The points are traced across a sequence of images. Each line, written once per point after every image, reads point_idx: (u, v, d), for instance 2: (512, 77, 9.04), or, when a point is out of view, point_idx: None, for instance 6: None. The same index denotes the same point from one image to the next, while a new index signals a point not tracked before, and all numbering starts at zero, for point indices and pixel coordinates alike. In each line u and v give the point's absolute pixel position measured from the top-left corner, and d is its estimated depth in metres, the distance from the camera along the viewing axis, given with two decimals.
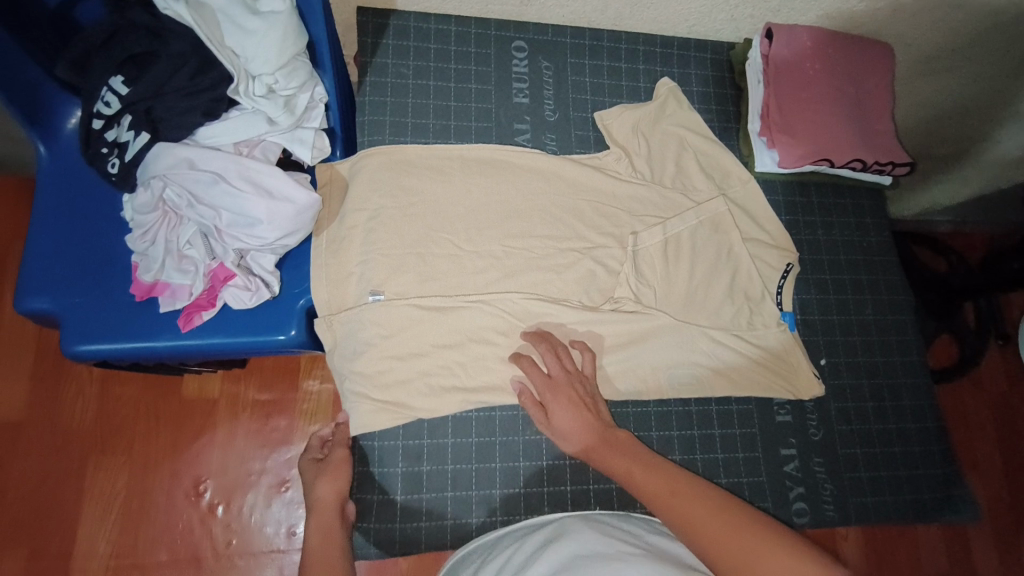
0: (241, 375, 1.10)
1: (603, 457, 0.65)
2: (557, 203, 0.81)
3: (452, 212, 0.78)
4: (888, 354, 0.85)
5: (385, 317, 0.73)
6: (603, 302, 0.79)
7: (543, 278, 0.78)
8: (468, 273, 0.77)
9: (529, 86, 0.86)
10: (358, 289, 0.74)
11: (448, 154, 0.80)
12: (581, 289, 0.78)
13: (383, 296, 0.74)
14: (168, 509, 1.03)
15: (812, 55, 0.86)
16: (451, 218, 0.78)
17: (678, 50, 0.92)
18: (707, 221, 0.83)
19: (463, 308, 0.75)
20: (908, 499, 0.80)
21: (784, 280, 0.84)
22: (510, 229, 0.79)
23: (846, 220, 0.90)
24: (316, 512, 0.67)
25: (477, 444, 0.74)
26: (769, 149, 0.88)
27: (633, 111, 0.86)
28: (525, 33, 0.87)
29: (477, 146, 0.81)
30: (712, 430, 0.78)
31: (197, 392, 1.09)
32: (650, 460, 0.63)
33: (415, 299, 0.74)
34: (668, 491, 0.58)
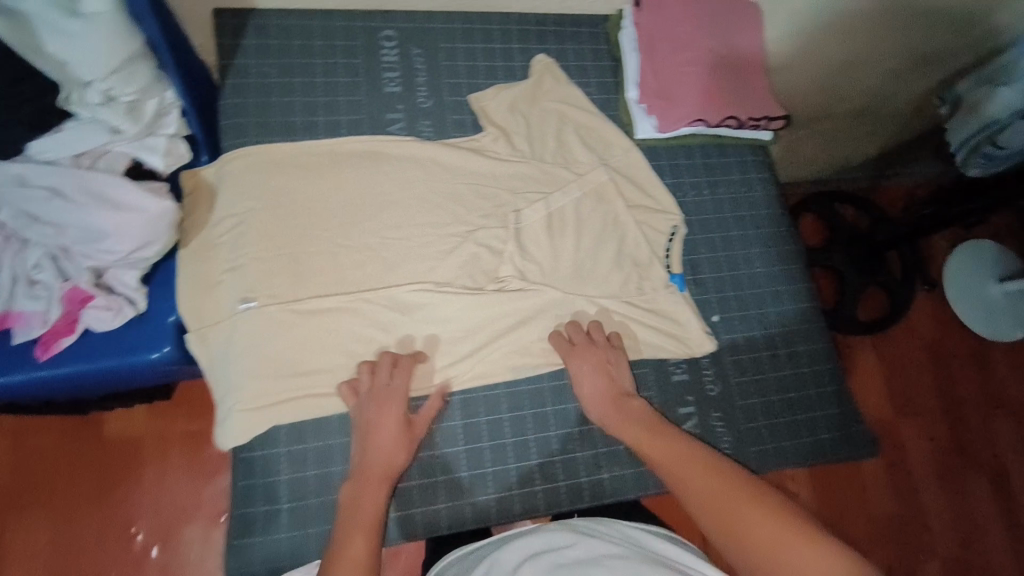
0: (167, 408, 1.05)
1: (620, 421, 0.72)
2: (436, 190, 0.80)
3: (326, 208, 0.76)
4: (778, 303, 0.87)
5: (260, 323, 0.70)
6: (489, 283, 0.78)
7: (426, 265, 0.77)
8: (345, 269, 0.75)
9: (400, 75, 0.84)
10: (229, 298, 0.72)
11: (317, 149, 0.78)
12: (465, 272, 0.78)
13: (256, 303, 0.71)
14: (100, 559, 0.97)
15: (683, 20, 0.88)
16: (325, 215, 0.76)
17: (553, 26, 0.92)
18: (590, 193, 0.84)
19: (343, 306, 0.73)
20: (807, 442, 0.82)
21: (672, 245, 0.85)
22: (386, 219, 0.77)
23: (729, 177, 0.92)
24: (362, 479, 0.65)
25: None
26: (648, 115, 0.88)
27: (509, 91, 0.86)
28: (392, 22, 0.86)
29: (348, 138, 0.79)
30: None
31: (120, 432, 1.03)
32: (659, 428, 0.69)
33: (288, 302, 0.72)
34: (672, 457, 0.65)
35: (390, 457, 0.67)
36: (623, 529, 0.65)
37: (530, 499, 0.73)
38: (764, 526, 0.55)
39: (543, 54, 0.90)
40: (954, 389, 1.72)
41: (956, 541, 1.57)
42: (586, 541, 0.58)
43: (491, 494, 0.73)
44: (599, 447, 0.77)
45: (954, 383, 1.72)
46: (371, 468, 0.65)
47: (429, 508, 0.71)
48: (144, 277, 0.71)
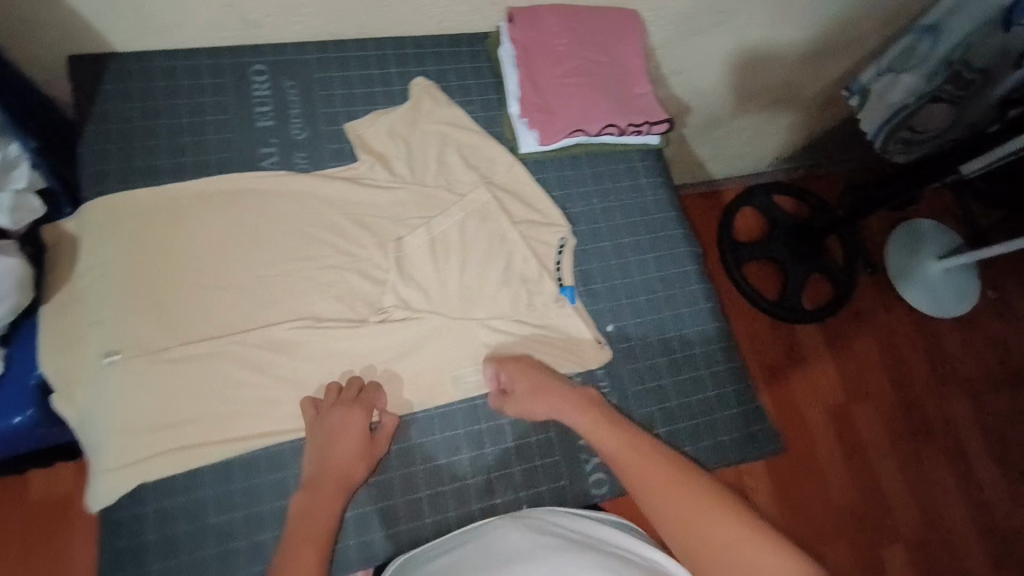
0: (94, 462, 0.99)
1: (569, 408, 0.71)
2: (311, 223, 0.78)
3: (195, 251, 0.74)
4: (674, 307, 0.86)
5: (126, 376, 0.68)
6: (372, 314, 0.77)
7: (304, 299, 0.75)
8: (217, 312, 0.73)
9: (272, 108, 0.83)
10: (92, 352, 0.69)
11: (184, 191, 0.76)
12: (345, 303, 0.76)
13: (120, 357, 0.69)
14: None
15: (559, 32, 0.89)
16: (195, 258, 0.74)
17: (432, 48, 0.91)
18: (474, 213, 0.82)
19: (215, 352, 0.71)
20: (708, 445, 0.81)
21: (562, 257, 0.84)
22: (260, 257, 0.76)
23: (620, 185, 0.91)
24: (319, 486, 0.65)
25: (242, 486, 0.68)
26: (529, 130, 0.87)
27: (386, 116, 0.85)
28: (262, 55, 0.84)
29: (216, 177, 0.77)
30: (499, 419, 0.76)
31: (43, 491, 0.98)
32: (599, 419, 0.69)
33: (156, 352, 0.70)
34: (633, 449, 0.64)
35: (348, 467, 0.67)
36: (572, 520, 0.66)
37: (418, 532, 0.71)
38: (729, 523, 0.55)
39: (422, 76, 0.89)
40: (904, 368, 1.71)
41: (917, 522, 1.56)
42: (552, 544, 0.59)
43: (379, 532, 0.70)
44: (491, 470, 0.75)
45: (905, 362, 1.72)
46: (335, 470, 0.66)
47: None
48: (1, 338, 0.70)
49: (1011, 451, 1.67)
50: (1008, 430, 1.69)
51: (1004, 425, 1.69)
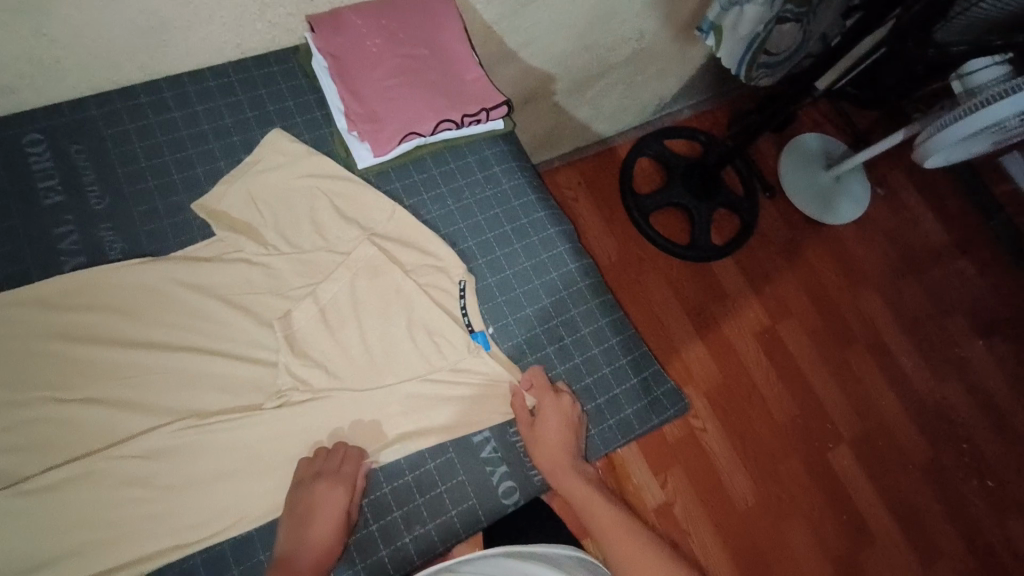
0: None
1: (558, 461, 0.74)
2: (175, 311, 0.71)
3: (39, 365, 0.66)
4: (555, 292, 0.83)
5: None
6: (267, 400, 0.70)
7: (187, 392, 0.68)
8: (79, 430, 0.65)
9: (59, 179, 0.73)
10: None
11: (8, 301, 0.66)
12: (232, 393, 0.70)
13: None
14: None
15: (368, 33, 0.83)
16: (39, 371, 0.65)
17: (237, 76, 0.83)
18: (362, 271, 0.77)
19: (87, 475, 0.63)
20: (613, 422, 0.80)
21: (467, 297, 0.79)
22: (124, 360, 0.68)
23: (473, 178, 0.87)
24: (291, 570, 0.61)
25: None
26: (361, 142, 0.81)
27: (238, 182, 0.77)
28: (35, 123, 0.75)
29: (49, 278, 0.68)
30: (394, 460, 0.71)
31: None
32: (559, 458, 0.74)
33: (13, 487, 0.61)
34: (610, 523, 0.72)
35: (326, 541, 0.63)
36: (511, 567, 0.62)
37: None
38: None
39: (280, 130, 0.81)
40: (817, 280, 1.78)
41: (857, 420, 1.62)
42: None
43: None
44: (395, 509, 0.69)
45: (816, 274, 1.78)
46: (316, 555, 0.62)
47: None
48: None
49: (927, 332, 1.76)
50: (922, 314, 1.77)
51: (916, 310, 1.78)
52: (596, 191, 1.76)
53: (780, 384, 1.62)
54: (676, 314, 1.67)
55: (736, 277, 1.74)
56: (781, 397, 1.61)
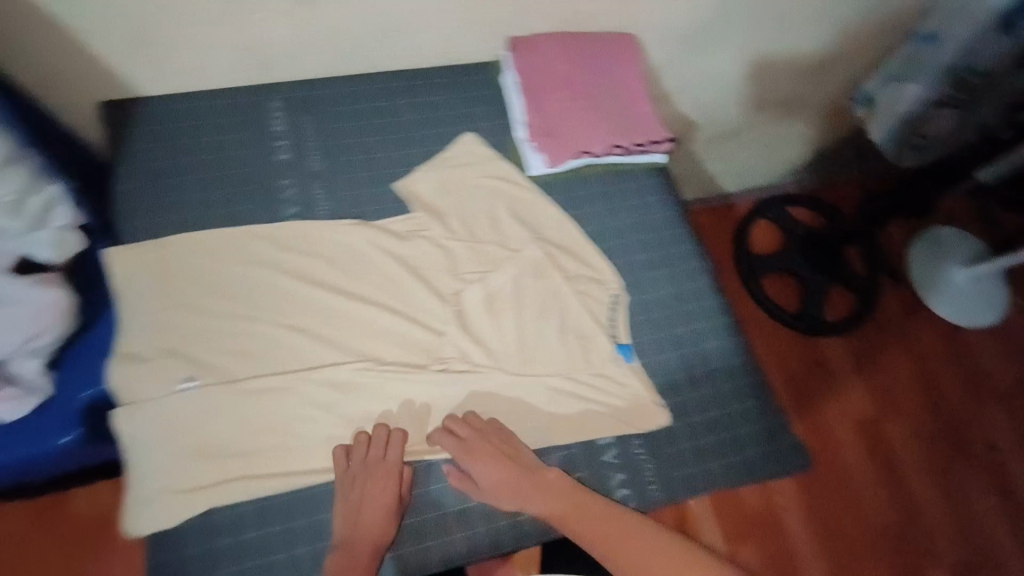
0: None
1: (544, 501, 0.71)
2: (370, 271, 0.82)
3: (263, 291, 0.80)
4: (690, 322, 0.87)
5: (198, 403, 0.73)
6: (430, 362, 0.79)
7: (368, 339, 0.79)
8: (282, 350, 0.78)
9: (288, 141, 0.87)
10: (153, 382, 0.74)
11: (255, 236, 0.82)
12: (403, 348, 0.79)
13: (198, 381, 0.75)
14: None
15: (558, 57, 0.91)
16: (263, 296, 0.80)
17: (438, 79, 0.94)
18: (527, 269, 0.85)
19: (283, 388, 0.75)
20: (735, 461, 0.80)
21: (616, 314, 0.85)
22: (325, 303, 0.80)
23: (629, 201, 0.92)
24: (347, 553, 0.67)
25: (283, 503, 0.71)
26: (535, 152, 0.90)
27: (436, 170, 0.88)
28: (277, 93, 0.89)
29: (280, 223, 0.83)
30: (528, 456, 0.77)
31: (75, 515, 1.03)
32: (580, 501, 0.72)
33: (231, 382, 0.75)
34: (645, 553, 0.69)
35: (376, 530, 0.69)
36: None
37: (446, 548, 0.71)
38: None
39: (475, 134, 0.92)
40: (935, 380, 1.65)
41: (961, 545, 1.47)
42: None
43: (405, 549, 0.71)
44: None
45: (935, 372, 1.66)
46: (366, 540, 0.68)
47: None
48: (50, 363, 0.78)
49: None
50: None
51: None
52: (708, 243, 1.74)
53: (880, 482, 1.51)
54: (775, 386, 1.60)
55: (845, 360, 1.66)
56: (881, 496, 1.49)
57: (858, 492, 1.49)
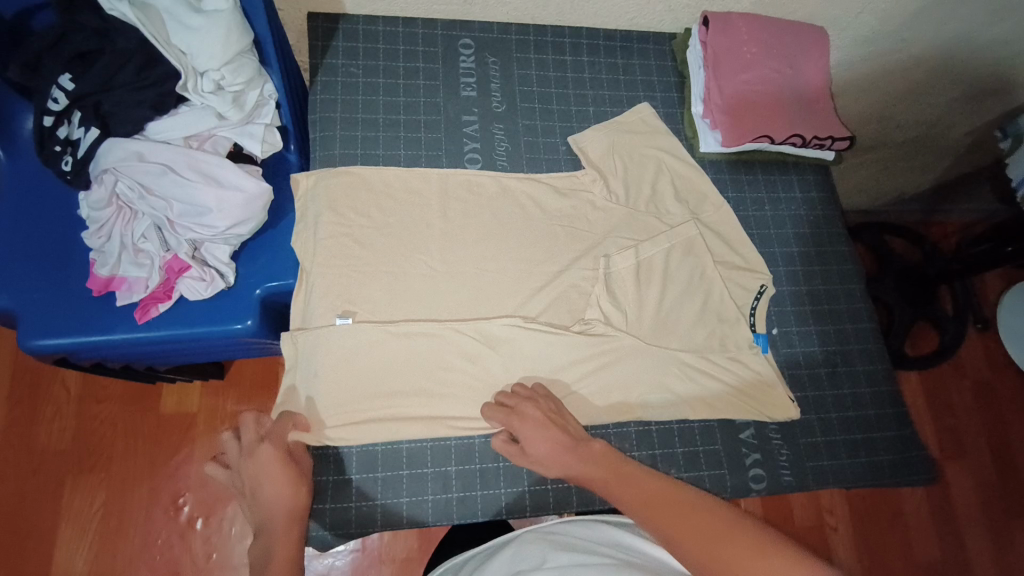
0: (219, 388, 1.16)
1: (580, 469, 0.67)
2: (538, 220, 0.82)
3: (424, 227, 0.79)
4: (839, 322, 0.87)
5: (350, 341, 0.71)
6: (574, 323, 0.79)
7: (535, 285, 0.80)
8: (442, 293, 0.76)
9: (475, 80, 0.89)
10: (325, 305, 0.73)
11: (426, 175, 0.82)
12: (562, 299, 0.80)
13: (352, 319, 0.73)
14: (148, 526, 1.07)
15: (749, 40, 0.91)
16: (423, 235, 0.78)
17: (621, 42, 0.96)
18: (680, 245, 0.84)
19: (431, 333, 0.74)
20: (866, 462, 0.81)
21: (758, 303, 0.84)
22: (489, 250, 0.79)
23: (791, 194, 0.93)
24: (269, 526, 0.61)
25: (432, 442, 0.73)
26: (711, 130, 0.91)
27: (604, 131, 0.88)
28: (470, 31, 0.91)
29: (442, 169, 0.82)
30: (669, 422, 0.78)
31: (174, 407, 1.14)
32: (621, 469, 0.66)
33: (384, 323, 0.73)
34: (654, 495, 0.62)
35: (284, 500, 0.62)
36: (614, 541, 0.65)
37: (585, 493, 0.75)
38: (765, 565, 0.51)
39: (646, 103, 0.93)
40: (1004, 432, 1.62)
41: None
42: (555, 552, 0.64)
43: (547, 482, 0.75)
44: (656, 447, 0.76)
45: (1006, 425, 1.63)
46: (274, 511, 0.61)
47: (487, 491, 0.73)
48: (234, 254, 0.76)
49: None
50: None
51: None
52: None
53: (930, 525, 1.50)
54: None
55: (915, 395, 1.64)
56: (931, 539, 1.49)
57: (907, 528, 1.49)
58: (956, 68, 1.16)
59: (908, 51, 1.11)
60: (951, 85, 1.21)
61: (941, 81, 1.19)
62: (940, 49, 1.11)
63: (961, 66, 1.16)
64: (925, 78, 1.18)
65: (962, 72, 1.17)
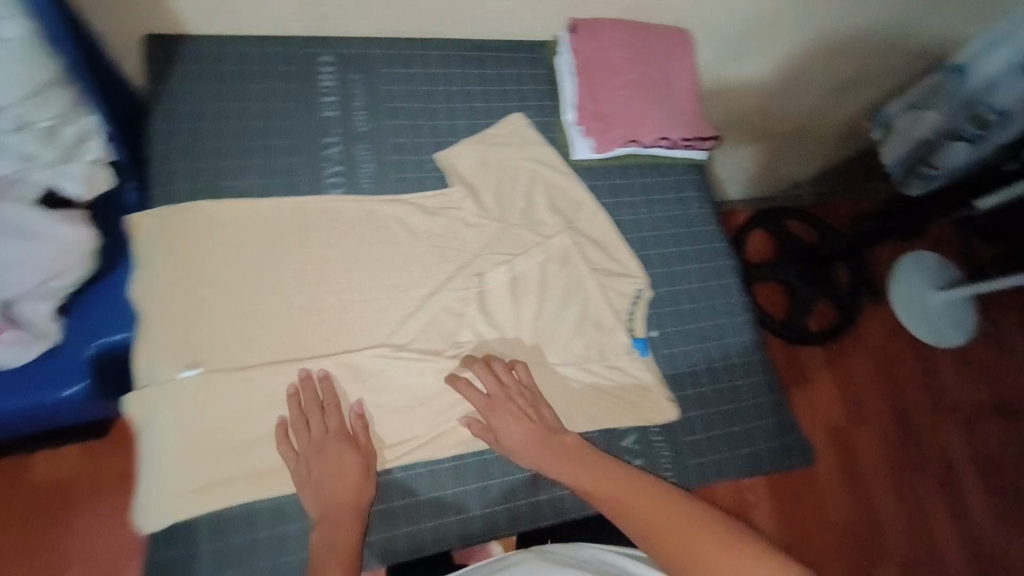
0: (98, 447, 1.01)
1: (547, 459, 0.70)
2: (406, 246, 0.80)
3: (282, 262, 0.76)
4: (716, 318, 0.89)
5: (198, 394, 0.68)
6: (448, 347, 0.78)
7: (405, 314, 0.78)
8: (303, 330, 0.74)
9: (336, 98, 0.85)
10: (171, 362, 0.69)
11: (282, 206, 0.78)
12: (434, 323, 0.79)
13: (200, 370, 0.69)
14: None
15: (618, 44, 0.91)
16: (280, 270, 0.76)
17: (493, 53, 0.93)
18: (555, 256, 0.85)
19: (293, 372, 0.72)
20: (745, 453, 0.83)
21: (635, 309, 0.86)
22: (357, 277, 0.78)
23: (666, 196, 0.94)
24: (330, 518, 0.64)
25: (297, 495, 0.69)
26: (585, 138, 0.89)
27: (474, 146, 0.87)
28: (331, 48, 0.86)
29: (298, 198, 0.79)
30: None
31: (42, 475, 0.99)
32: (591, 460, 0.68)
33: (236, 370, 0.70)
34: (623, 491, 0.63)
35: (353, 492, 0.66)
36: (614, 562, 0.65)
37: (465, 524, 0.73)
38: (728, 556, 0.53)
39: (523, 115, 0.91)
40: (900, 394, 1.73)
41: (912, 547, 1.57)
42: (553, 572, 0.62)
43: (424, 522, 0.71)
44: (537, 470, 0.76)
45: (901, 388, 1.73)
46: (332, 505, 0.65)
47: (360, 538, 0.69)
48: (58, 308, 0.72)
49: (999, 484, 1.68)
50: (998, 459, 1.71)
51: (997, 460, 1.71)
52: None
53: (840, 488, 1.58)
54: None
55: (821, 366, 1.72)
56: (842, 502, 1.57)
57: (818, 492, 1.56)
58: (818, 62, 1.22)
59: (773, 48, 1.15)
60: (820, 76, 1.27)
61: (807, 74, 1.25)
62: (801, 44, 1.16)
63: (823, 60, 1.22)
64: (791, 72, 1.23)
65: (825, 66, 1.24)
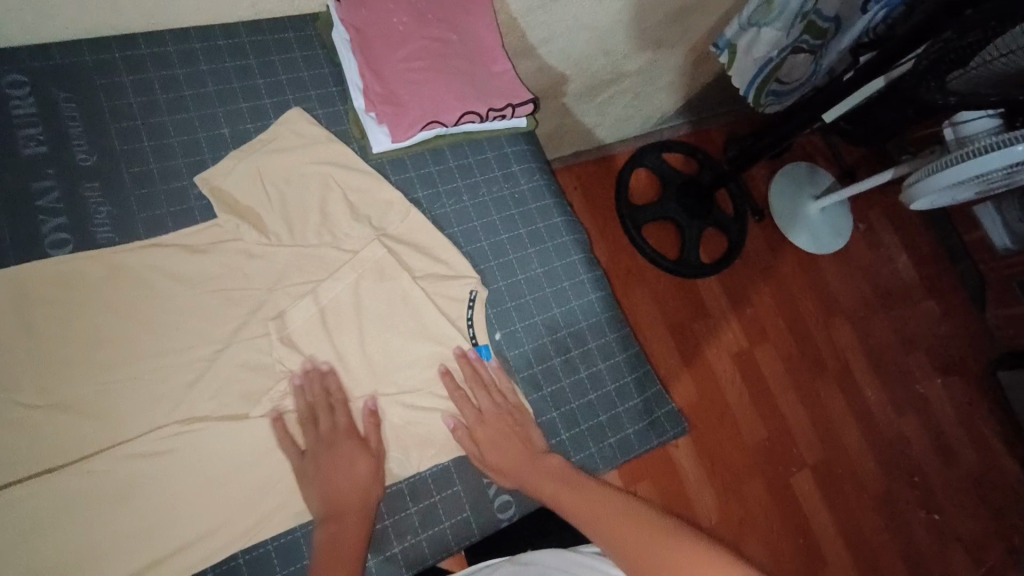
0: None
1: (532, 479, 0.67)
2: (174, 300, 0.67)
3: (3, 355, 0.60)
4: (564, 303, 0.82)
5: None
6: (254, 408, 0.67)
7: (190, 382, 0.66)
8: (51, 433, 0.61)
9: (41, 128, 0.66)
10: None
11: None
12: (231, 382, 0.67)
13: None
14: None
15: (397, 8, 0.76)
16: (4, 366, 0.60)
17: (249, 37, 0.76)
18: (368, 273, 0.74)
19: (45, 485, 0.59)
20: (614, 441, 0.78)
21: (473, 312, 0.76)
22: (114, 351, 0.64)
23: (490, 174, 0.84)
24: (337, 515, 0.62)
25: None
26: (379, 126, 0.76)
27: (243, 160, 0.72)
28: (20, 63, 0.67)
29: (5, 269, 0.61)
30: (397, 484, 0.69)
31: None
32: (573, 480, 0.66)
33: None
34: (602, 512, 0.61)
35: (365, 490, 0.65)
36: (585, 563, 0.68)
37: None
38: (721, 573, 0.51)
39: (299, 107, 0.77)
40: (795, 305, 1.73)
41: (820, 446, 1.60)
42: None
43: None
44: (385, 520, 0.68)
45: (795, 299, 1.74)
46: (345, 500, 0.64)
47: None
48: None
49: (890, 368, 1.74)
50: (889, 349, 1.76)
51: (886, 347, 1.76)
52: (591, 197, 1.66)
53: (750, 410, 1.58)
54: (659, 326, 1.59)
55: (716, 291, 1.68)
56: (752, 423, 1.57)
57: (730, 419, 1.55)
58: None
59: None
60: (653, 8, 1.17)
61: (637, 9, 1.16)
62: None
63: None
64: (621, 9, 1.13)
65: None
